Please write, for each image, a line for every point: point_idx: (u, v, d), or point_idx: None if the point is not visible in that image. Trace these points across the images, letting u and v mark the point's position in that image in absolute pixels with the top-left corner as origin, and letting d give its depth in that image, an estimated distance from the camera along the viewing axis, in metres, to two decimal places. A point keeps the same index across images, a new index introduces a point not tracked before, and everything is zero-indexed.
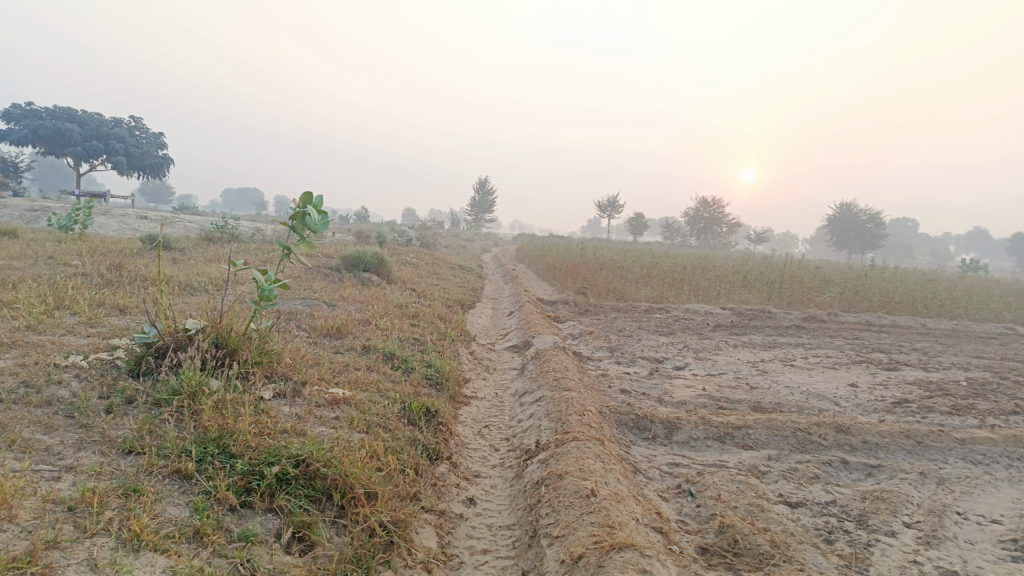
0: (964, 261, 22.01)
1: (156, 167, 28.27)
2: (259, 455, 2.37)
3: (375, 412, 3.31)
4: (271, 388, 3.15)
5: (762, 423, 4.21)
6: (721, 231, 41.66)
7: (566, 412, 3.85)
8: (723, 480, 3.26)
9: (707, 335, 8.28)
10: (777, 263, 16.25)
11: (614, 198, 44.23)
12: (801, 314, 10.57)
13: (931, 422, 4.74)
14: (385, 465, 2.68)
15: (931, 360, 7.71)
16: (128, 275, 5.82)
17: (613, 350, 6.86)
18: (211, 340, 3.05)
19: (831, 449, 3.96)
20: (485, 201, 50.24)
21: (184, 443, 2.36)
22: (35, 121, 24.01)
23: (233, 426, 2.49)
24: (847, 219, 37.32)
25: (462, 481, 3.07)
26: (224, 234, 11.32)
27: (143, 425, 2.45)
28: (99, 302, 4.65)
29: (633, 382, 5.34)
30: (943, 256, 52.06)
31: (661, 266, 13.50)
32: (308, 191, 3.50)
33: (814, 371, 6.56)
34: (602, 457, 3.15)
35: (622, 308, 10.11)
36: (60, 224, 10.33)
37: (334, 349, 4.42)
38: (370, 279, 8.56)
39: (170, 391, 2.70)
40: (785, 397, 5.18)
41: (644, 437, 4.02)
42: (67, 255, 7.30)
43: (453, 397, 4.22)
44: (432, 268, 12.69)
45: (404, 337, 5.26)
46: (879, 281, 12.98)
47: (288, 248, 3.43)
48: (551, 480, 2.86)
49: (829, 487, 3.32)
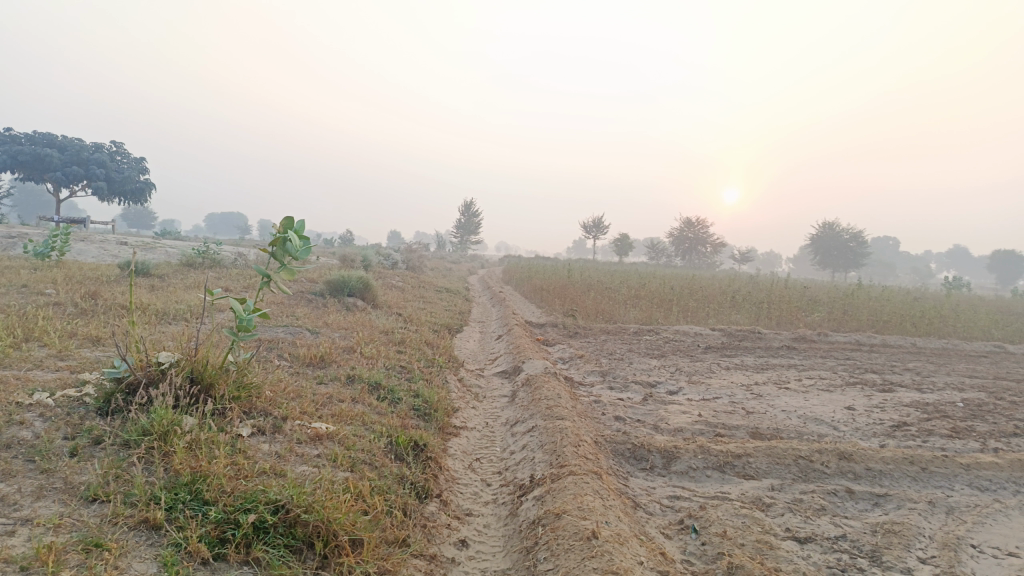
0: (947, 279, 22.14)
1: (138, 192, 27.97)
2: (235, 501, 2.19)
3: (360, 448, 3.14)
4: (250, 424, 2.98)
5: (763, 451, 4.07)
6: (706, 251, 41.80)
7: (560, 443, 3.69)
8: (727, 514, 3.11)
9: (699, 358, 8.16)
10: (764, 283, 16.23)
11: (599, 218, 44.32)
12: (791, 335, 10.49)
13: (933, 447, 4.62)
14: (372, 508, 2.52)
15: (925, 381, 7.63)
16: (104, 303, 5.61)
17: (605, 375, 6.72)
18: (185, 374, 2.88)
19: (835, 478, 3.83)
20: (471, 223, 50.15)
21: (153, 489, 2.18)
22: (14, 146, 23.74)
23: (207, 469, 2.31)
24: (831, 239, 37.54)
25: (454, 520, 2.90)
26: (206, 259, 11.12)
27: (109, 470, 2.27)
28: (70, 333, 4.45)
29: (627, 409, 5.19)
30: (925, 275, 52.49)
31: (649, 287, 13.41)
32: (289, 216, 3.35)
33: (809, 394, 6.45)
34: (601, 493, 2.99)
35: (611, 330, 9.98)
36: (35, 251, 10.07)
37: (317, 379, 4.25)
38: (356, 304, 8.39)
39: (140, 431, 2.52)
40: (783, 422, 5.05)
41: (642, 468, 3.87)
42: (42, 284, 7.08)
43: (442, 428, 4.05)
44: (418, 291, 12.52)
45: (391, 365, 5.09)
46: (867, 300, 12.94)
47: (268, 276, 3.26)
48: (548, 519, 2.70)
49: (837, 519, 3.17)
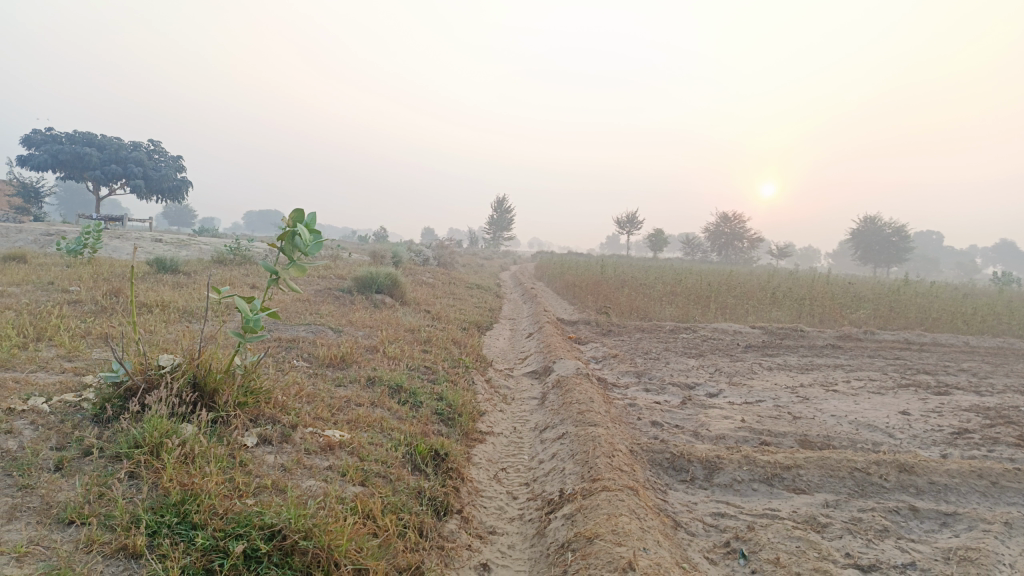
0: (995, 277, 21.20)
1: (175, 190, 28.34)
2: (226, 525, 1.97)
3: (375, 459, 2.90)
4: (255, 433, 2.76)
5: (815, 462, 3.74)
6: (743, 246, 40.97)
7: (593, 453, 3.41)
8: (779, 536, 2.80)
9: (739, 357, 7.79)
10: (802, 278, 15.73)
11: (632, 214, 43.78)
12: (835, 333, 10.02)
13: (1001, 457, 4.23)
14: (382, 530, 2.28)
15: (983, 383, 7.14)
16: (123, 301, 5.48)
17: (640, 376, 6.40)
18: (186, 380, 2.67)
19: (894, 492, 3.49)
20: (503, 218, 49.93)
21: (137, 511, 1.96)
22: (56, 146, 24.23)
23: (198, 487, 2.09)
24: (873, 233, 36.43)
25: (475, 540, 2.64)
26: (236, 256, 11.05)
27: (92, 487, 2.05)
28: (84, 332, 4.30)
29: (665, 413, 4.88)
30: (972, 269, 50.84)
31: (685, 283, 13.00)
32: (299, 208, 3.12)
33: (860, 397, 6.05)
34: (638, 512, 2.70)
35: (646, 328, 9.65)
36: (67, 249, 10.07)
37: (336, 381, 4.03)
38: (383, 301, 8.20)
39: (131, 442, 2.30)
40: (833, 429, 4.69)
41: (681, 480, 3.57)
42: (69, 280, 7.02)
43: (467, 434, 3.80)
44: (448, 288, 12.32)
45: (414, 365, 4.85)
46: (915, 296, 12.39)
47: (276, 272, 3.02)
48: (579, 544, 2.42)
49: (903, 544, 2.84)
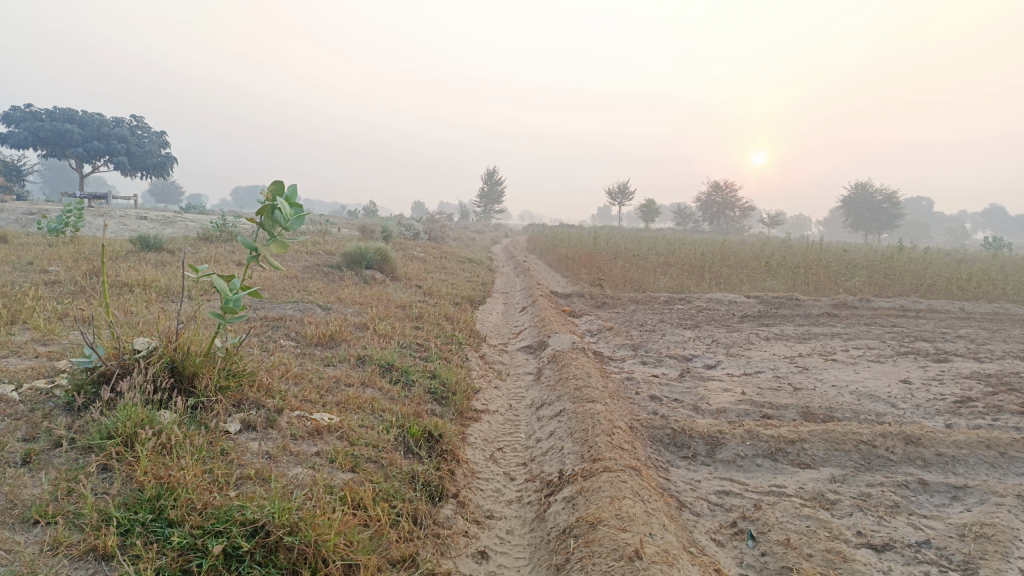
0: (986, 242, 21.14)
1: (160, 166, 27.87)
2: (205, 521, 1.84)
3: (366, 443, 2.77)
4: (238, 419, 2.63)
5: (820, 435, 3.64)
6: (734, 215, 40.89)
7: (592, 432, 3.28)
8: (787, 515, 2.69)
9: (736, 328, 7.70)
10: (794, 247, 15.64)
11: (624, 184, 43.49)
12: (831, 301, 9.93)
13: (1007, 426, 4.14)
14: (373, 520, 2.15)
15: (981, 349, 7.07)
16: (103, 280, 5.29)
17: (637, 349, 6.29)
18: (162, 365, 2.53)
19: (901, 465, 3.40)
20: (494, 191, 49.62)
21: (109, 508, 1.82)
22: (36, 122, 23.72)
23: (175, 480, 1.95)
24: (864, 201, 36.33)
25: (472, 526, 2.52)
26: (223, 233, 10.82)
27: (60, 483, 1.91)
28: (60, 314, 4.13)
29: (663, 387, 4.77)
30: (961, 235, 50.92)
31: (679, 253, 12.88)
32: (279, 181, 2.95)
33: (859, 366, 5.96)
34: (642, 493, 2.59)
35: (641, 300, 9.53)
36: (49, 227, 9.82)
37: (324, 361, 3.89)
38: (374, 277, 8.04)
39: (103, 433, 2.16)
40: (835, 400, 4.60)
41: (683, 456, 3.47)
42: (49, 260, 6.82)
43: (461, 413, 3.68)
44: (440, 262, 12.16)
45: (406, 343, 4.72)
46: (909, 263, 12.30)
47: (255, 249, 2.86)
48: (581, 530, 2.30)
49: (915, 520, 2.74)
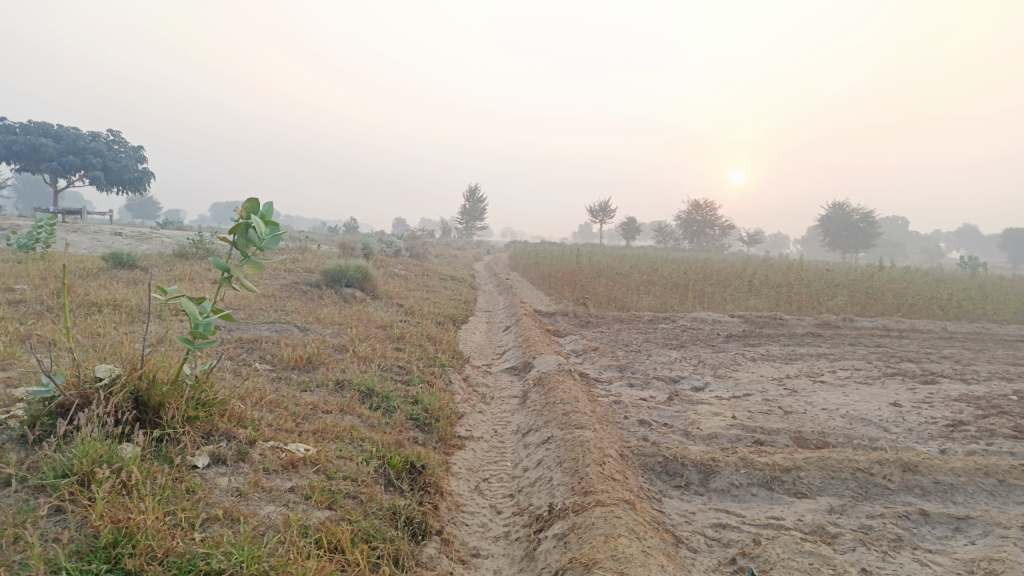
0: (961, 260, 21.36)
1: (137, 181, 27.47)
2: (165, 572, 1.67)
3: (345, 476, 2.61)
4: (207, 453, 2.46)
5: (815, 463, 3.52)
6: (714, 233, 41.11)
7: (582, 461, 3.15)
8: (788, 550, 2.56)
9: (722, 348, 7.61)
10: (776, 265, 15.66)
11: (605, 202, 43.59)
12: (814, 321, 9.90)
13: (1001, 451, 4.06)
14: (352, 565, 2.00)
15: (967, 370, 7.03)
16: (70, 299, 5.07)
17: (623, 370, 6.17)
18: (126, 394, 2.35)
19: (899, 494, 3.29)
20: (476, 209, 49.57)
21: (58, 557, 1.64)
22: (10, 136, 23.27)
23: (134, 523, 1.78)
24: (841, 220, 36.67)
25: (457, 566, 2.37)
26: (199, 250, 10.57)
27: (5, 528, 1.72)
28: (23, 336, 3.92)
29: (652, 411, 4.65)
30: (937, 254, 51.59)
31: (662, 272, 12.82)
32: (254, 198, 2.80)
33: (848, 388, 5.88)
34: (637, 530, 2.45)
35: (625, 319, 9.43)
36: (18, 243, 9.53)
37: (302, 386, 3.72)
38: (354, 296, 7.86)
39: (58, 471, 1.99)
40: (827, 424, 4.50)
41: (675, 486, 3.34)
42: (15, 278, 6.57)
43: (444, 441, 3.53)
44: (421, 280, 12.00)
45: (387, 365, 4.56)
46: (890, 282, 12.34)
47: (227, 270, 2.70)
48: (575, 572, 2.15)
49: (920, 555, 2.62)
